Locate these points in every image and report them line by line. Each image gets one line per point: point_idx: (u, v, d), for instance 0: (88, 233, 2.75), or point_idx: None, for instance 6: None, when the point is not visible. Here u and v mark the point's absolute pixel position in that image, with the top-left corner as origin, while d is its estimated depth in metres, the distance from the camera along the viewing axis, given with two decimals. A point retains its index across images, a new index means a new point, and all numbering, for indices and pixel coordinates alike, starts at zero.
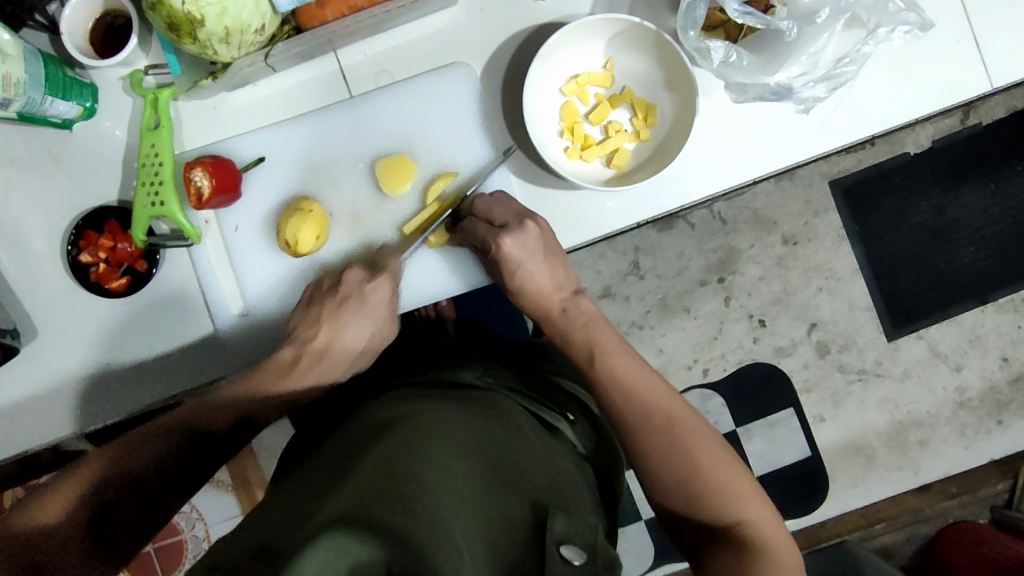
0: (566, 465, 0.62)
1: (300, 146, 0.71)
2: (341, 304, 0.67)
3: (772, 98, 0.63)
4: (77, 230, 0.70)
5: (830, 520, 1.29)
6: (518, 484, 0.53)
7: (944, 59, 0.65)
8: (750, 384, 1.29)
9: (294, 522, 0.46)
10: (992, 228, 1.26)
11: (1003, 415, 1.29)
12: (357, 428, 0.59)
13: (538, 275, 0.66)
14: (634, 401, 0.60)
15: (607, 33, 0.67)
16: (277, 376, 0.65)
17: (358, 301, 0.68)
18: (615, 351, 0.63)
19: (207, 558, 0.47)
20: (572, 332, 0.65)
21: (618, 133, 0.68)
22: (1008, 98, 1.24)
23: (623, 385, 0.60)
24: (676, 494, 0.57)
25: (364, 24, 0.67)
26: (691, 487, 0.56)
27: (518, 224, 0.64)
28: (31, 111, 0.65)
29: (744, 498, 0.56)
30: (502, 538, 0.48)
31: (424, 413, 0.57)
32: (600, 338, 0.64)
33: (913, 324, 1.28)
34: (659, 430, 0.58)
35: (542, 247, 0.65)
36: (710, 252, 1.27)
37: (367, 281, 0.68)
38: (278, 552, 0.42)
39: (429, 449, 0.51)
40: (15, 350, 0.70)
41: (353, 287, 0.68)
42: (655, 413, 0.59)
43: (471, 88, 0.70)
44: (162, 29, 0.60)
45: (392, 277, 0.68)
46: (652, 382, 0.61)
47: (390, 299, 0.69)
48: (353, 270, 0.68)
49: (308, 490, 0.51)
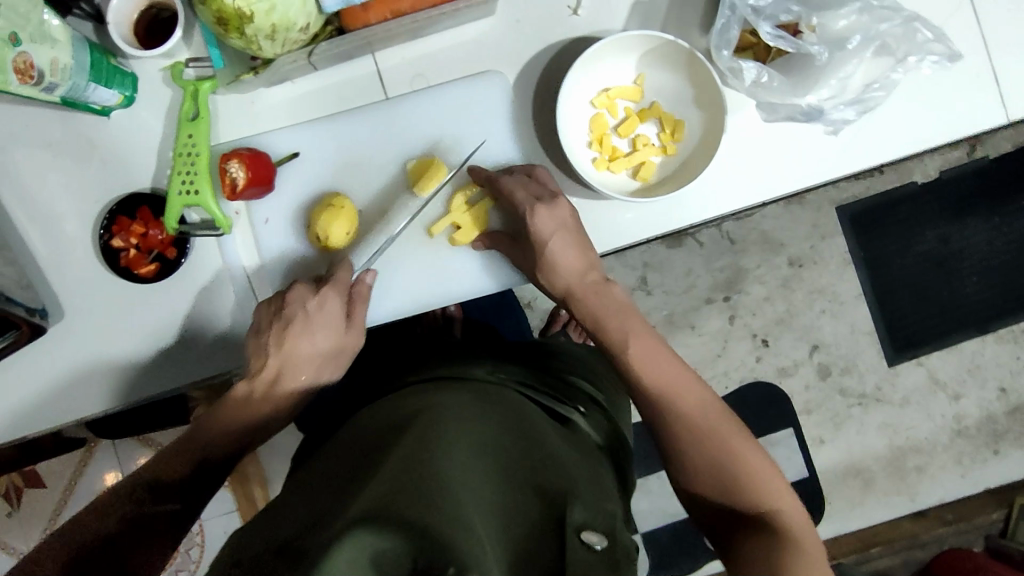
0: (583, 461, 0.62)
1: (335, 142, 0.73)
2: (286, 326, 0.66)
3: (804, 119, 0.65)
4: (110, 215, 0.72)
5: (826, 542, 1.30)
6: (536, 476, 0.53)
7: (963, 92, 0.67)
8: (752, 403, 1.30)
9: (316, 519, 0.46)
10: (994, 260, 1.28)
11: (999, 445, 1.30)
12: (373, 424, 0.59)
13: (568, 251, 0.66)
14: (662, 386, 0.62)
15: (639, 50, 0.69)
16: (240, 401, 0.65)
17: (303, 318, 0.66)
18: (643, 337, 0.64)
19: (231, 554, 0.47)
20: (606, 317, 0.65)
21: (646, 147, 0.70)
22: (1015, 133, 1.27)
23: (651, 370, 0.62)
24: (708, 481, 0.59)
25: (404, 28, 0.69)
26: (721, 469, 0.58)
27: (552, 199, 0.67)
28: (74, 96, 0.67)
29: (769, 483, 0.58)
30: (518, 526, 0.47)
31: (444, 409, 0.58)
32: (632, 324, 0.64)
33: (914, 351, 1.30)
34: (688, 420, 0.61)
35: (571, 222, 0.67)
36: (717, 271, 1.29)
37: (312, 296, 0.67)
38: (302, 549, 0.42)
39: (449, 445, 0.51)
40: (42, 331, 0.71)
41: (298, 306, 0.66)
42: (680, 399, 0.61)
43: (504, 95, 0.72)
44: (210, 23, 0.61)
45: (339, 286, 0.68)
46: (682, 372, 0.62)
47: (341, 308, 0.68)
48: (297, 287, 0.67)
49: (328, 487, 0.51)
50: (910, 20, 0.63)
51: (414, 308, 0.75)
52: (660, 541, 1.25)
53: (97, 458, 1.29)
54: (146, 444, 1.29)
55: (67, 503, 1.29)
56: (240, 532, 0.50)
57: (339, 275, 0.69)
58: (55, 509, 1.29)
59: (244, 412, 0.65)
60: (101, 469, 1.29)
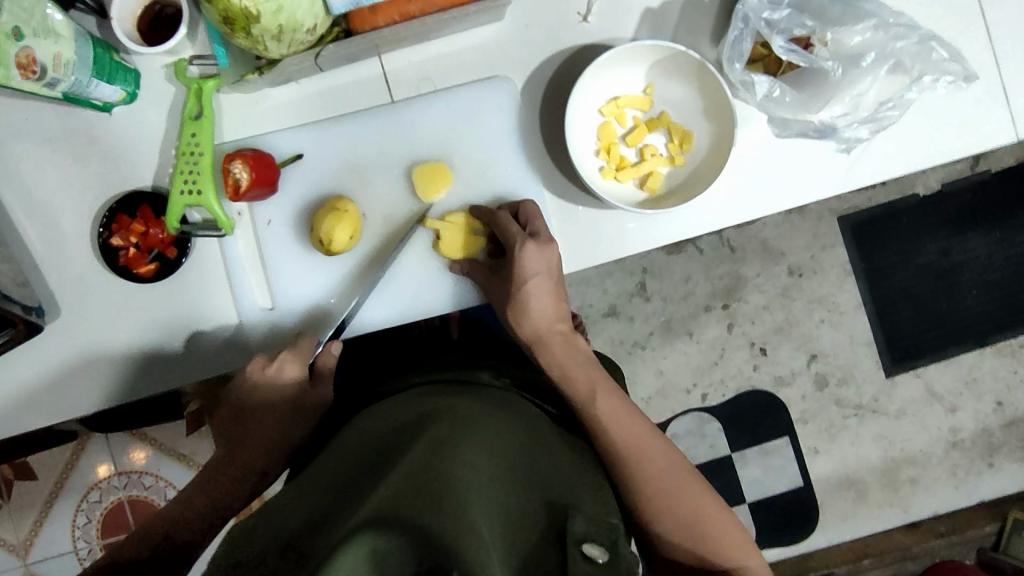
0: (588, 467, 0.62)
1: (340, 145, 0.72)
2: (250, 391, 0.68)
3: (816, 135, 0.65)
4: (110, 213, 0.71)
5: (819, 551, 1.30)
6: (539, 487, 0.52)
7: (973, 109, 0.67)
8: (748, 412, 1.30)
9: (323, 520, 0.45)
10: (994, 274, 1.28)
11: (994, 458, 1.31)
12: (375, 429, 0.58)
13: (544, 295, 0.68)
14: (626, 447, 0.63)
15: (648, 60, 0.69)
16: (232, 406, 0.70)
17: (266, 385, 0.68)
18: (609, 391, 0.66)
19: (233, 555, 0.45)
20: (572, 368, 0.67)
21: (653, 157, 0.70)
22: (1018, 148, 1.27)
23: (615, 426, 0.64)
24: (683, 545, 0.61)
25: (412, 32, 0.68)
26: (690, 528, 0.61)
27: (544, 239, 0.67)
28: (75, 92, 0.66)
29: (738, 542, 0.61)
30: (524, 534, 0.47)
31: (449, 412, 0.56)
32: (600, 378, 0.67)
33: (911, 363, 1.30)
34: (657, 483, 0.62)
35: (554, 268, 0.68)
36: (716, 279, 1.29)
37: (269, 367, 0.68)
38: (309, 551, 0.41)
39: (454, 448, 0.50)
40: (39, 329, 0.70)
41: (257, 375, 0.68)
42: (649, 464, 0.63)
43: (511, 101, 0.71)
44: (216, 22, 0.60)
45: (299, 355, 0.69)
46: (645, 435, 0.64)
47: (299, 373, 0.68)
48: (255, 359, 0.69)
49: (331, 490, 0.50)
50: (927, 39, 0.63)
51: (416, 314, 0.74)
52: None
53: (90, 451, 1.28)
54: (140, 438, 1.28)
55: (58, 495, 1.28)
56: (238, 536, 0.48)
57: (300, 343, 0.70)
58: (47, 501, 1.28)
59: (217, 487, 0.68)
60: (93, 462, 1.28)
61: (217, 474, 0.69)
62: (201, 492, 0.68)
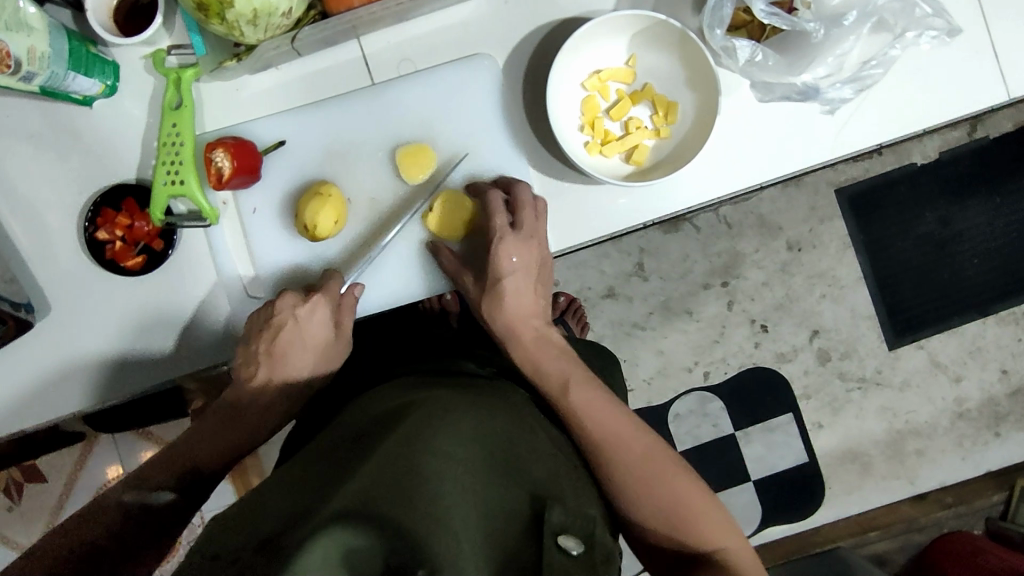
0: (571, 449, 0.62)
1: (322, 130, 0.71)
2: (275, 334, 0.67)
3: (799, 98, 0.64)
4: (95, 207, 0.70)
5: (826, 526, 1.30)
6: (520, 473, 0.52)
7: (962, 69, 0.66)
8: (750, 389, 1.29)
9: (298, 513, 0.46)
10: (994, 242, 1.27)
11: (1000, 427, 1.29)
12: (359, 418, 0.58)
13: (524, 292, 0.67)
14: (601, 438, 0.61)
15: (630, 31, 0.68)
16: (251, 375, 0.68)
17: (293, 325, 0.68)
18: (584, 381, 0.63)
19: (211, 548, 0.46)
20: (546, 360, 0.65)
21: (638, 130, 0.69)
22: (1016, 112, 1.25)
23: (589, 418, 0.61)
24: (659, 529, 0.60)
25: (390, 11, 0.67)
26: (665, 517, 0.59)
27: (520, 226, 0.66)
28: (53, 86, 0.65)
29: (720, 528, 0.59)
30: (499, 526, 0.47)
31: (429, 398, 0.56)
32: (575, 368, 0.64)
33: (913, 334, 1.29)
34: (634, 470, 0.60)
35: (536, 261, 0.67)
36: (714, 256, 1.28)
37: (300, 304, 0.68)
38: (280, 545, 0.42)
39: (429, 434, 0.49)
40: (29, 326, 0.70)
41: (287, 313, 0.68)
42: (623, 455, 0.60)
43: (493, 79, 0.70)
44: (191, 8, 0.59)
45: (329, 299, 0.69)
46: (622, 420, 0.61)
47: (329, 318, 0.69)
48: (287, 295, 0.68)
49: (311, 479, 0.51)
50: None
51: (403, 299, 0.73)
52: None
53: (97, 452, 1.28)
54: (146, 437, 1.29)
55: (68, 496, 1.29)
56: (217, 526, 0.50)
57: (330, 282, 0.70)
58: (58, 502, 1.29)
59: (242, 425, 0.67)
60: (101, 462, 1.28)
61: (237, 417, 0.67)
62: (223, 425, 0.67)
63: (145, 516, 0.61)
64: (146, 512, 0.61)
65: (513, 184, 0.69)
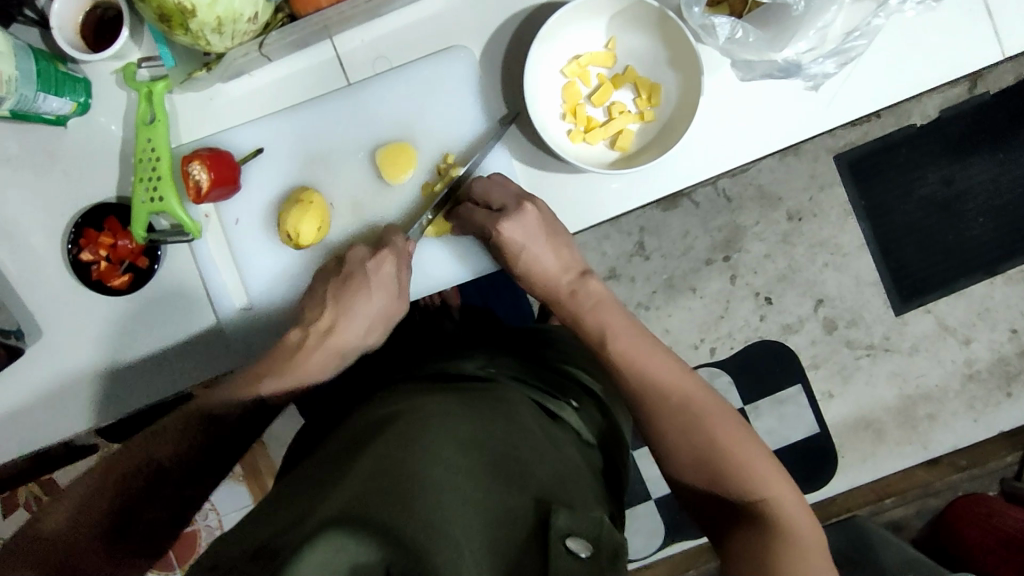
0: (572, 456, 0.61)
1: (298, 136, 0.70)
2: (346, 281, 0.66)
3: (781, 75, 0.63)
4: (77, 228, 0.70)
5: (840, 495, 1.29)
6: (523, 479, 0.51)
7: (953, 29, 0.63)
8: (758, 363, 1.28)
9: (292, 519, 0.46)
10: (999, 200, 1.24)
11: (1012, 387, 1.28)
12: (357, 422, 0.59)
13: (542, 258, 0.66)
14: (637, 385, 0.61)
15: (609, 12, 0.66)
16: (285, 357, 0.65)
17: (361, 278, 0.66)
18: (624, 331, 0.63)
19: (212, 554, 0.47)
20: (583, 315, 0.65)
21: (621, 114, 0.67)
22: (1017, 65, 1.22)
23: (633, 365, 0.61)
24: (694, 474, 0.58)
25: (359, 9, 0.66)
26: (705, 464, 0.57)
27: (517, 207, 0.64)
28: (24, 108, 0.64)
29: (761, 471, 0.56)
30: (504, 532, 0.47)
31: (425, 407, 0.57)
32: (609, 319, 0.64)
33: (920, 298, 1.27)
34: (673, 410, 0.59)
35: (545, 230, 0.65)
36: (715, 231, 1.26)
37: (369, 258, 0.66)
38: (276, 548, 0.42)
39: (427, 445, 0.50)
40: (20, 351, 0.70)
41: (356, 266, 0.66)
42: (666, 390, 0.60)
43: (470, 72, 0.68)
44: (153, 21, 0.58)
45: (398, 254, 0.66)
46: (664, 359, 0.62)
47: (395, 274, 0.66)
48: (357, 248, 0.67)
49: (313, 482, 0.51)
50: None
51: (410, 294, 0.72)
52: (673, 505, 1.25)
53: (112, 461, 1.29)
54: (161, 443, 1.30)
55: None
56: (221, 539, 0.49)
57: (394, 237, 0.66)
58: None
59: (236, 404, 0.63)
60: None
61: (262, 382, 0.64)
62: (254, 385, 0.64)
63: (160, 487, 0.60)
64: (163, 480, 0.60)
65: (488, 176, 0.68)
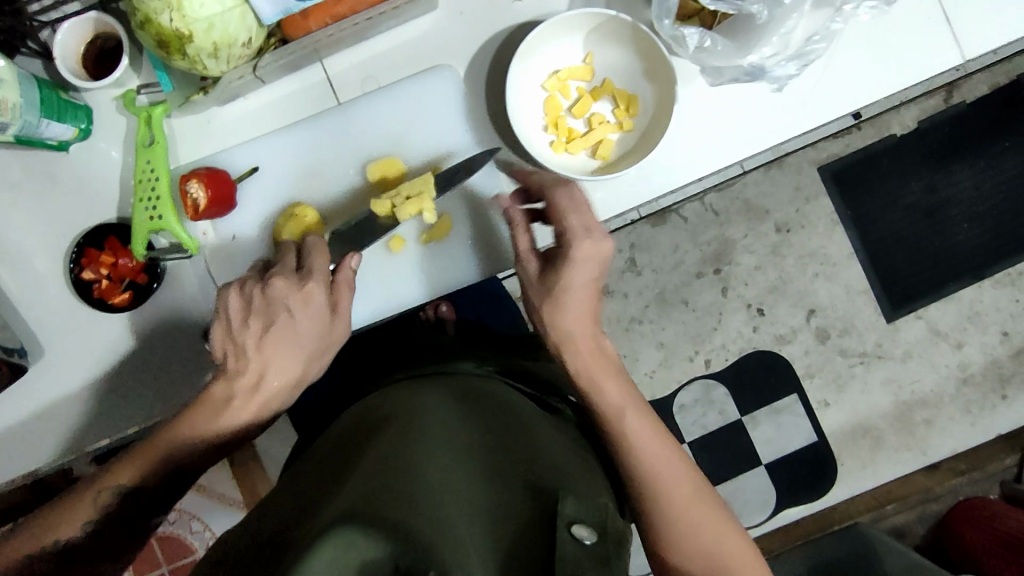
0: (569, 442, 0.62)
1: (292, 154, 0.73)
2: (267, 325, 0.61)
3: (747, 79, 0.65)
4: (79, 248, 0.72)
5: (841, 504, 1.29)
6: (523, 469, 0.53)
7: (915, 36, 0.67)
8: (754, 373, 1.29)
9: (298, 518, 0.47)
10: (982, 206, 1.27)
11: (1007, 389, 1.29)
12: (356, 423, 0.60)
13: (579, 302, 0.61)
14: (646, 471, 0.58)
15: (585, 28, 0.69)
16: (215, 409, 0.60)
17: (286, 313, 0.61)
18: (638, 414, 0.60)
19: (220, 552, 0.48)
20: (604, 380, 0.60)
21: (601, 125, 0.70)
22: (991, 75, 1.25)
23: (644, 455, 0.58)
24: (686, 563, 0.57)
25: (347, 32, 0.69)
26: (702, 555, 0.56)
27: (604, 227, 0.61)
28: (28, 134, 0.66)
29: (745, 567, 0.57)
30: (506, 526, 0.48)
31: (423, 409, 0.58)
32: (628, 397, 0.60)
33: (911, 305, 1.29)
34: (679, 503, 0.57)
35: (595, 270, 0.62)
36: (704, 244, 1.29)
37: (297, 288, 0.62)
38: (287, 545, 0.43)
39: (426, 448, 0.51)
40: (23, 371, 0.71)
41: (280, 303, 0.61)
42: (675, 481, 0.58)
43: (456, 89, 0.71)
44: (152, 47, 0.61)
45: (324, 283, 0.62)
46: (673, 453, 0.59)
47: (325, 301, 0.63)
48: (276, 280, 0.61)
49: (314, 484, 0.52)
50: None
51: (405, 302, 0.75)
52: None
53: None
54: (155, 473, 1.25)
55: None
56: (225, 540, 0.49)
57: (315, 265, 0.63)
58: None
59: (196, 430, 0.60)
60: None
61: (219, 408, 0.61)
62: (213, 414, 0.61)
63: (124, 510, 0.58)
64: (134, 502, 0.58)
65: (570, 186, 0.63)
